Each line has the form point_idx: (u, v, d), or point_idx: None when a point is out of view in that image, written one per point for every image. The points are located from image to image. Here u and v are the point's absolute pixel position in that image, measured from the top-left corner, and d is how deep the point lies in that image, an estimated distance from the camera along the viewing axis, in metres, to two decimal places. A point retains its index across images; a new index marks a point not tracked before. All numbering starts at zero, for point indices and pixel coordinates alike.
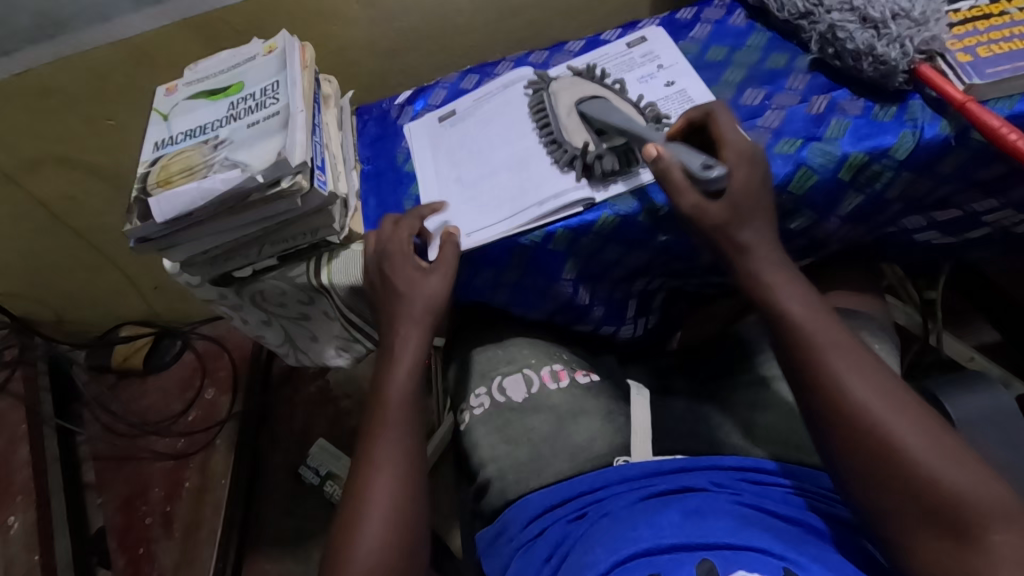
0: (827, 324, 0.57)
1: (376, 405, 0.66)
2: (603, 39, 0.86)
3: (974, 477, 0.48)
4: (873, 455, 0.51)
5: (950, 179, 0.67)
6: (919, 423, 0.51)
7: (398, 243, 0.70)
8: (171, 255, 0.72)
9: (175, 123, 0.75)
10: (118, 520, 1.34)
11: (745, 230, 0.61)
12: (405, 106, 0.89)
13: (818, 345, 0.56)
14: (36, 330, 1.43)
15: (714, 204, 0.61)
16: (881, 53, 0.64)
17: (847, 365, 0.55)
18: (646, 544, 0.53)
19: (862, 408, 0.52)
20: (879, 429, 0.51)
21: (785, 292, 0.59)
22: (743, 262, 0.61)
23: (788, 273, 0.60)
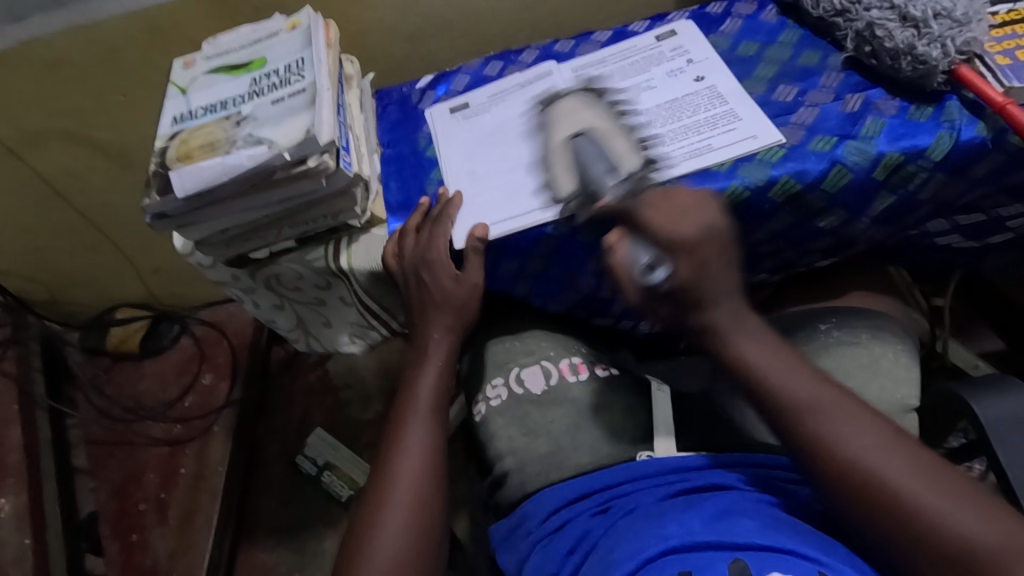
0: (811, 382, 0.57)
1: (406, 401, 0.69)
2: (630, 29, 0.84)
3: (984, 523, 0.48)
4: (879, 511, 0.51)
5: (981, 182, 0.67)
6: (921, 470, 0.51)
7: (437, 251, 0.70)
8: (188, 233, 0.69)
9: (194, 97, 0.73)
10: (111, 505, 1.32)
11: (709, 313, 0.60)
12: (427, 91, 0.87)
13: (806, 402, 0.56)
14: (30, 309, 1.39)
15: (659, 305, 0.62)
16: (921, 52, 0.64)
17: (836, 424, 0.54)
18: (675, 542, 0.53)
19: (859, 465, 0.52)
20: (881, 482, 0.51)
21: (760, 355, 0.59)
22: (713, 342, 0.60)
23: (762, 343, 0.60)
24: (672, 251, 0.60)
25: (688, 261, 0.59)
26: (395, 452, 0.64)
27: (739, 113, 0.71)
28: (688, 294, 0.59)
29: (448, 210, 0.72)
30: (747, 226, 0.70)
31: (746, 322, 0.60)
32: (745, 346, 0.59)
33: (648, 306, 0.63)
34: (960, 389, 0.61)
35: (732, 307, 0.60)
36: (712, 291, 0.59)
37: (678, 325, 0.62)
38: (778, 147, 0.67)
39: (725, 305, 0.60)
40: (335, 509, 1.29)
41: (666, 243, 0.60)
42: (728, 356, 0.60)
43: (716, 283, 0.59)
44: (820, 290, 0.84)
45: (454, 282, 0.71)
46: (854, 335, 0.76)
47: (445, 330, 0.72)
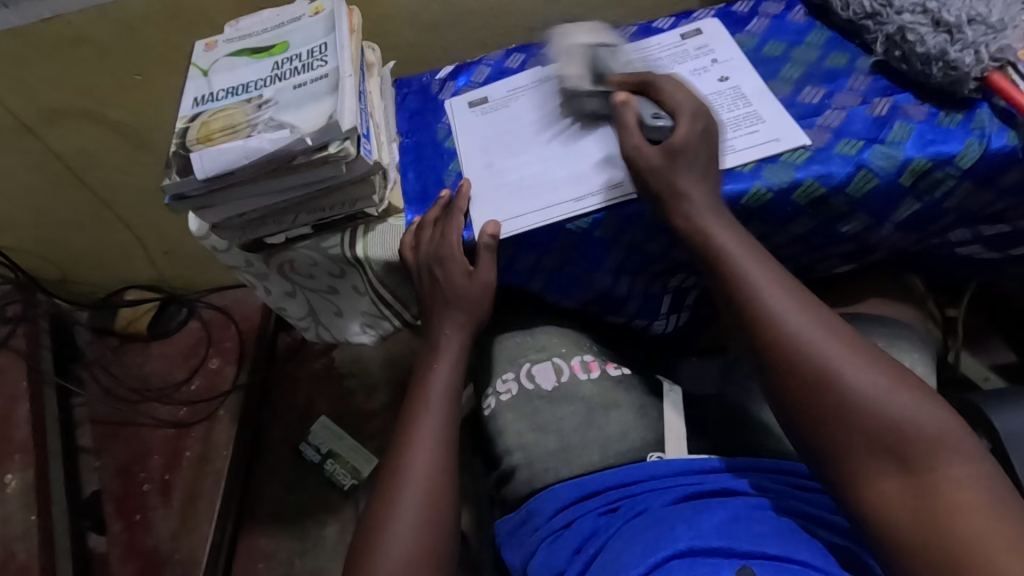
0: (768, 269, 0.59)
1: (416, 398, 0.69)
2: (655, 26, 0.83)
3: (920, 407, 0.50)
4: (818, 390, 0.52)
5: (1009, 193, 0.67)
6: (860, 358, 0.53)
7: (449, 247, 0.70)
8: (205, 216, 0.69)
9: (215, 79, 0.73)
10: (115, 485, 1.32)
11: (683, 177, 0.62)
12: (447, 81, 0.86)
13: (756, 285, 0.58)
14: (40, 287, 1.39)
15: (652, 149, 0.63)
16: (954, 58, 0.63)
17: (785, 304, 0.56)
18: (683, 545, 0.52)
19: (800, 344, 0.54)
20: (825, 364, 0.53)
21: (727, 237, 0.61)
22: (682, 212, 0.62)
23: (732, 229, 0.62)
24: (680, 109, 0.64)
25: (693, 123, 0.63)
26: (405, 446, 0.64)
27: (763, 115, 0.70)
28: (681, 149, 0.62)
29: (458, 205, 0.71)
30: (767, 228, 0.70)
31: (715, 210, 0.62)
32: (711, 224, 0.62)
33: (637, 153, 0.63)
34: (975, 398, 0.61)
35: (707, 193, 0.62)
36: (691, 159, 0.62)
37: (651, 190, 0.63)
38: (802, 149, 0.66)
39: (697, 179, 0.62)
40: (337, 498, 1.29)
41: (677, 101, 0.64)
42: (695, 232, 0.62)
43: (699, 156, 0.63)
44: (836, 297, 0.83)
45: (467, 277, 0.71)
46: (870, 342, 0.75)
47: (458, 326, 0.72)
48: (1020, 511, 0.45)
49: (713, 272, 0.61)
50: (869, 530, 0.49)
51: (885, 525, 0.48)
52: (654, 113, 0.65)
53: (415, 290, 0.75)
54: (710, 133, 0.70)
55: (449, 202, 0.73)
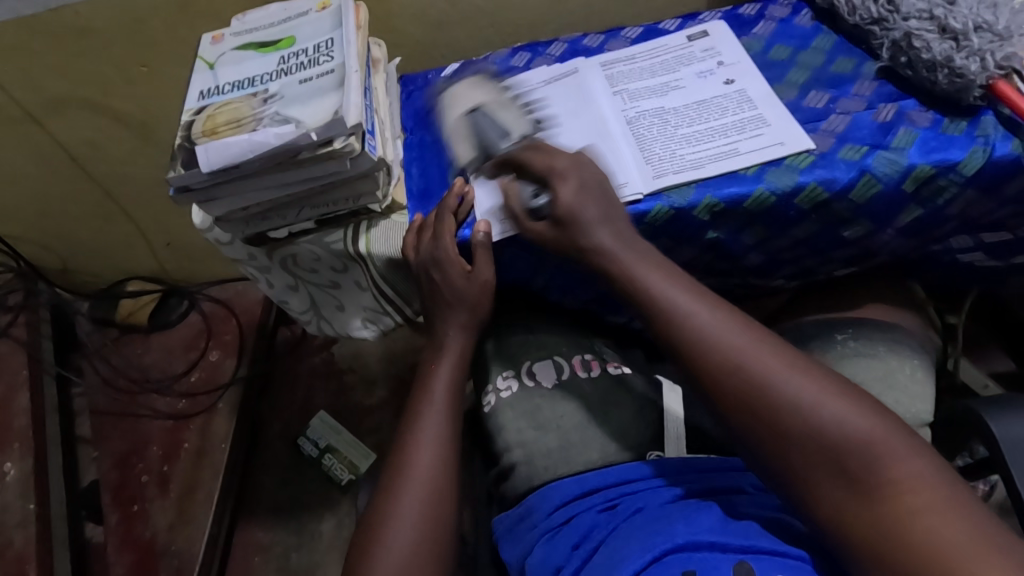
0: (693, 296, 0.58)
1: (419, 393, 0.69)
2: (661, 27, 0.83)
3: (853, 410, 0.50)
4: (753, 410, 0.52)
5: (1011, 201, 0.67)
6: (791, 368, 0.53)
7: (444, 249, 0.69)
8: (209, 208, 0.69)
9: (221, 73, 0.73)
10: (113, 475, 1.32)
11: (596, 231, 0.63)
12: (452, 79, 0.87)
13: (682, 313, 0.57)
14: (41, 276, 1.39)
15: (541, 225, 0.66)
16: (960, 65, 0.63)
17: (715, 322, 0.56)
18: (681, 540, 0.52)
19: (731, 361, 0.54)
20: (757, 382, 0.52)
21: (649, 273, 0.61)
22: (601, 262, 0.63)
23: (654, 260, 0.62)
24: (551, 175, 0.66)
25: (568, 185, 0.65)
26: (409, 442, 0.65)
27: (768, 118, 0.70)
28: (568, 214, 0.64)
29: (448, 205, 0.71)
30: (771, 230, 0.70)
31: (631, 245, 0.63)
32: (628, 259, 0.62)
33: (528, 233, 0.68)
34: (976, 404, 0.61)
35: (614, 232, 0.63)
36: (584, 214, 0.64)
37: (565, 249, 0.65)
38: (807, 153, 0.67)
39: (603, 226, 0.63)
40: (335, 492, 1.30)
41: (545, 171, 0.66)
42: (620, 274, 0.62)
43: (590, 206, 0.64)
44: (837, 301, 0.83)
45: (467, 277, 0.71)
46: (870, 347, 0.75)
47: (461, 326, 0.73)
48: (969, 505, 0.45)
49: (638, 302, 0.61)
50: (835, 540, 0.48)
51: (847, 535, 0.47)
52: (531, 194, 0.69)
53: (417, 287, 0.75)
54: (715, 136, 0.70)
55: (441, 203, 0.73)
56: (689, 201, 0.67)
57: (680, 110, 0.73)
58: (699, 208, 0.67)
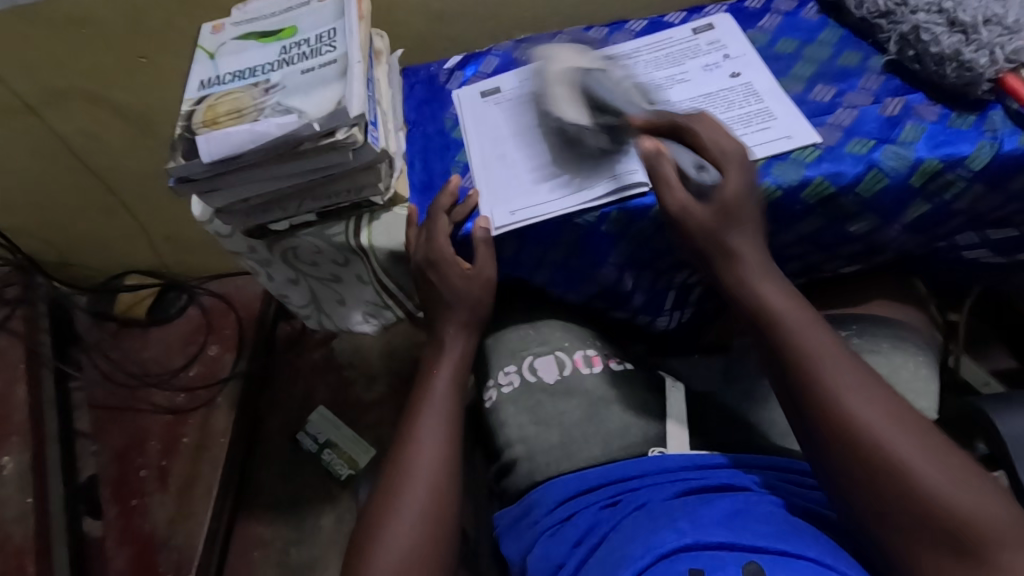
0: (819, 336, 0.58)
1: (418, 392, 0.70)
2: (666, 20, 0.83)
3: (973, 491, 0.49)
4: (872, 468, 0.51)
5: (1018, 197, 0.66)
6: (915, 437, 0.52)
7: (441, 247, 0.70)
8: (209, 200, 0.68)
9: (222, 63, 0.72)
10: (112, 470, 1.32)
11: (734, 234, 0.63)
12: (455, 72, 0.86)
13: (809, 354, 0.57)
14: (39, 269, 1.38)
15: (699, 208, 0.63)
16: (968, 59, 0.63)
17: (840, 376, 0.55)
18: (689, 539, 0.52)
19: (853, 419, 0.53)
20: (878, 444, 0.52)
21: (774, 294, 0.61)
22: (726, 267, 0.63)
23: (782, 291, 0.62)
24: (725, 158, 0.63)
25: (742, 169, 0.64)
26: (408, 440, 0.65)
27: (774, 112, 0.70)
28: (732, 204, 0.63)
29: (441, 204, 0.71)
30: (776, 226, 0.70)
31: (764, 264, 0.63)
32: (755, 274, 0.62)
33: (684, 212, 0.63)
34: (981, 401, 0.61)
35: (755, 243, 0.63)
36: (742, 213, 0.63)
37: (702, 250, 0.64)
38: (813, 148, 0.66)
39: (751, 238, 0.63)
40: (335, 488, 1.29)
41: (719, 154, 0.63)
42: (745, 291, 0.62)
43: (749, 207, 0.63)
44: (841, 297, 0.83)
45: (465, 277, 0.71)
46: (875, 343, 0.75)
47: (460, 325, 0.74)
48: None
49: (764, 336, 0.60)
50: None
51: None
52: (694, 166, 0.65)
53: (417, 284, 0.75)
54: (721, 130, 0.70)
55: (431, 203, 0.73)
56: None
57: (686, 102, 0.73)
58: None
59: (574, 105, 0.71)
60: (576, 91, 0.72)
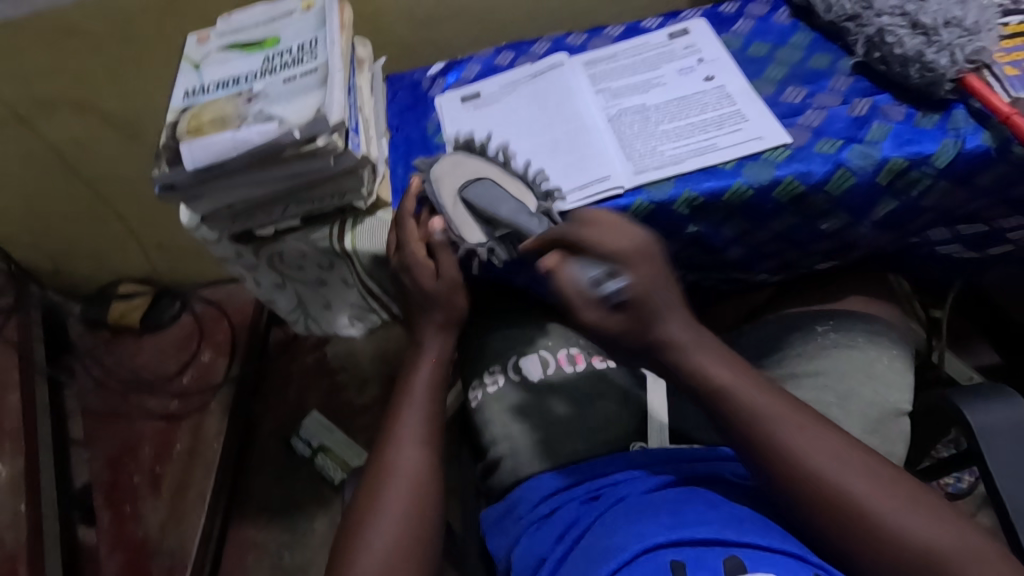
0: (771, 397, 0.56)
1: (400, 392, 0.70)
2: (643, 25, 0.84)
3: (938, 525, 0.50)
4: (844, 523, 0.51)
5: (984, 193, 0.68)
6: (878, 481, 0.52)
7: (410, 253, 0.70)
8: (194, 206, 0.70)
9: (207, 72, 0.74)
10: (105, 476, 1.33)
11: (659, 330, 0.57)
12: (438, 78, 0.87)
13: (767, 418, 0.55)
14: (32, 278, 1.39)
15: (614, 318, 0.58)
16: (930, 60, 0.65)
17: (798, 437, 0.54)
18: (674, 535, 0.52)
19: (819, 477, 0.52)
20: (846, 497, 0.51)
21: (719, 369, 0.57)
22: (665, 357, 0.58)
23: (720, 358, 0.58)
24: (620, 262, 0.59)
25: (643, 269, 0.58)
26: (393, 439, 0.66)
27: (746, 114, 0.71)
28: (643, 307, 0.57)
29: (407, 209, 0.71)
30: (750, 224, 0.71)
31: (700, 336, 0.58)
32: (688, 347, 0.58)
33: (600, 324, 0.58)
34: (952, 392, 0.62)
35: (685, 323, 0.58)
36: (657, 309, 0.57)
37: (631, 347, 0.59)
38: (784, 148, 0.68)
39: (677, 319, 0.58)
40: (327, 491, 1.30)
41: (613, 255, 0.59)
42: (687, 371, 0.57)
43: (662, 298, 0.57)
44: (820, 293, 0.84)
45: (434, 279, 0.71)
46: (851, 338, 0.77)
47: (437, 328, 0.73)
48: None
49: (711, 409, 0.57)
50: None
51: None
52: (598, 275, 0.59)
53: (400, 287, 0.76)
54: (698, 132, 0.71)
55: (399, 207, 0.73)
56: (668, 197, 0.68)
57: (663, 106, 0.75)
58: (676, 203, 0.68)
59: (463, 212, 0.70)
60: (478, 190, 0.69)
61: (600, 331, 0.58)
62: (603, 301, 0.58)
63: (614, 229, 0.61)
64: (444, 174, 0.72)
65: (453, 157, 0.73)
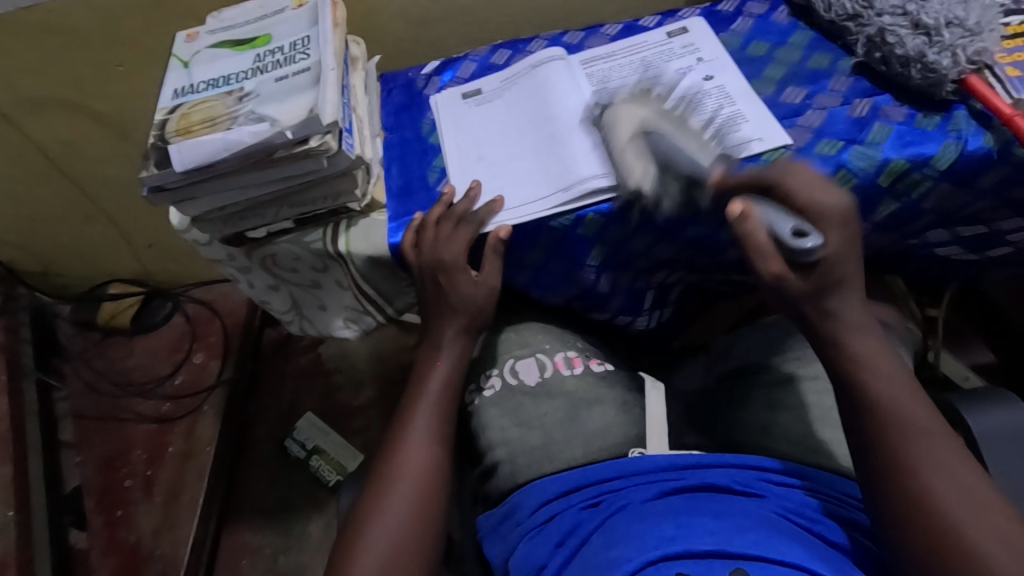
0: (915, 407, 0.54)
1: (413, 392, 0.68)
2: (641, 24, 0.83)
3: None
4: (938, 551, 0.49)
5: (985, 195, 0.67)
6: (995, 529, 0.48)
7: (451, 254, 0.68)
8: (184, 209, 0.68)
9: (196, 71, 0.72)
10: (96, 480, 1.31)
11: (835, 299, 0.58)
12: (433, 77, 0.86)
13: (897, 424, 0.54)
14: (20, 279, 1.37)
15: (799, 279, 0.58)
16: (932, 60, 0.64)
17: (922, 452, 0.52)
18: (677, 545, 0.51)
19: (931, 502, 0.50)
20: (949, 529, 0.49)
21: (874, 365, 0.57)
22: (829, 330, 0.58)
23: (877, 351, 0.58)
24: (824, 221, 0.58)
25: (835, 234, 0.58)
26: (400, 443, 0.64)
27: (746, 114, 0.71)
28: (829, 269, 0.57)
29: (467, 208, 0.70)
30: None
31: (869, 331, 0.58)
32: (844, 327, 0.58)
33: (784, 281, 0.58)
34: (956, 396, 0.61)
35: (856, 304, 0.58)
36: (847, 278, 0.58)
37: (797, 312, 0.60)
38: (783, 149, 0.67)
39: (850, 298, 0.58)
40: (322, 493, 1.29)
41: (817, 214, 0.59)
42: (833, 354, 0.58)
43: (850, 271, 0.58)
44: None
45: (472, 283, 0.70)
46: None
47: (457, 331, 0.71)
48: None
49: (848, 402, 0.57)
50: None
51: None
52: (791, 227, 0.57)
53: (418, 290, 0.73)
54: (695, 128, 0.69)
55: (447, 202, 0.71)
56: (671, 197, 0.67)
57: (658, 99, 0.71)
58: (680, 204, 0.68)
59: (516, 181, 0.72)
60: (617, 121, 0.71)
61: (780, 286, 0.58)
62: (791, 256, 0.57)
63: (814, 186, 0.60)
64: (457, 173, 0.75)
65: (457, 158, 0.77)
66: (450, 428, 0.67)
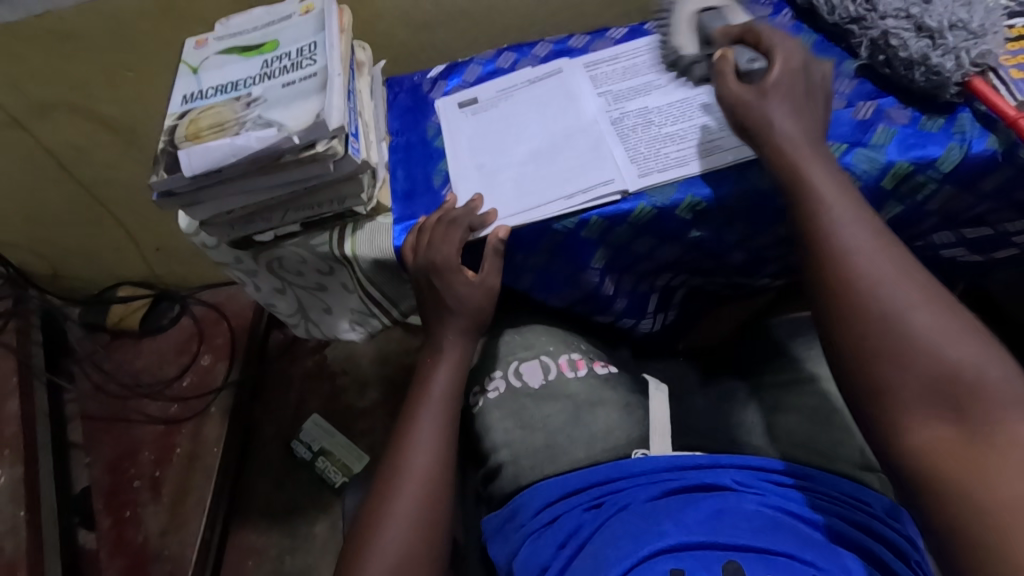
0: (852, 206, 0.56)
1: (417, 386, 0.70)
2: (645, 27, 0.84)
3: (983, 357, 0.48)
4: (868, 322, 0.51)
5: (990, 197, 0.67)
6: (931, 305, 0.50)
7: (445, 254, 0.69)
8: (193, 213, 0.69)
9: (205, 77, 0.73)
10: (105, 482, 1.32)
11: (777, 106, 0.61)
12: (438, 81, 0.87)
13: (833, 221, 0.56)
14: (30, 282, 1.38)
15: (746, 87, 0.62)
16: (936, 63, 0.64)
17: (857, 239, 0.55)
18: (671, 541, 0.53)
19: (865, 283, 0.52)
20: (884, 303, 0.51)
21: (820, 173, 0.58)
22: (767, 136, 0.60)
23: (823, 162, 0.59)
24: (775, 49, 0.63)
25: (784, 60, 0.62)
26: (404, 440, 0.65)
27: None
28: (776, 84, 0.61)
29: (452, 211, 0.70)
30: (750, 229, 0.73)
31: (807, 142, 0.61)
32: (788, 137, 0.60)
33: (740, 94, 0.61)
34: None
35: (791, 112, 0.61)
36: (788, 90, 0.61)
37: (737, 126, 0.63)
38: None
39: (790, 105, 0.61)
40: (327, 494, 1.30)
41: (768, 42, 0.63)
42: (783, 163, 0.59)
43: (799, 85, 0.62)
44: None
45: (469, 284, 0.70)
46: None
47: (457, 335, 0.71)
48: None
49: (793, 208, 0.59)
50: (911, 473, 0.48)
51: (935, 461, 0.46)
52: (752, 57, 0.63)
53: (416, 291, 0.73)
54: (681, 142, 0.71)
55: (443, 208, 0.72)
56: (671, 201, 0.68)
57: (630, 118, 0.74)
58: (680, 207, 0.69)
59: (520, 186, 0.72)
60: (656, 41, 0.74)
61: (729, 102, 0.62)
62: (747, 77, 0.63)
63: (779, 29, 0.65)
64: (460, 179, 0.75)
65: (459, 164, 0.77)
66: (456, 426, 0.68)
